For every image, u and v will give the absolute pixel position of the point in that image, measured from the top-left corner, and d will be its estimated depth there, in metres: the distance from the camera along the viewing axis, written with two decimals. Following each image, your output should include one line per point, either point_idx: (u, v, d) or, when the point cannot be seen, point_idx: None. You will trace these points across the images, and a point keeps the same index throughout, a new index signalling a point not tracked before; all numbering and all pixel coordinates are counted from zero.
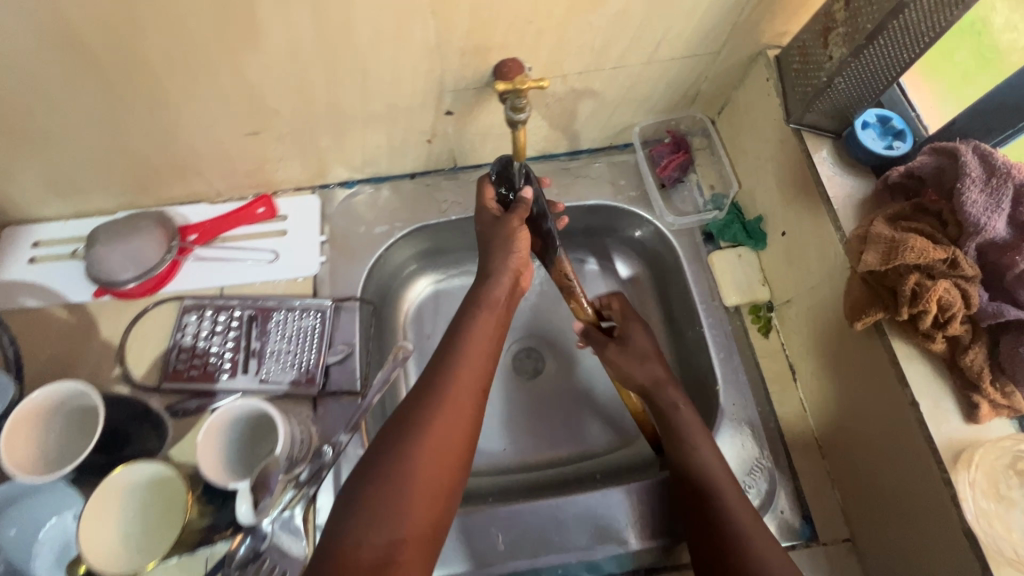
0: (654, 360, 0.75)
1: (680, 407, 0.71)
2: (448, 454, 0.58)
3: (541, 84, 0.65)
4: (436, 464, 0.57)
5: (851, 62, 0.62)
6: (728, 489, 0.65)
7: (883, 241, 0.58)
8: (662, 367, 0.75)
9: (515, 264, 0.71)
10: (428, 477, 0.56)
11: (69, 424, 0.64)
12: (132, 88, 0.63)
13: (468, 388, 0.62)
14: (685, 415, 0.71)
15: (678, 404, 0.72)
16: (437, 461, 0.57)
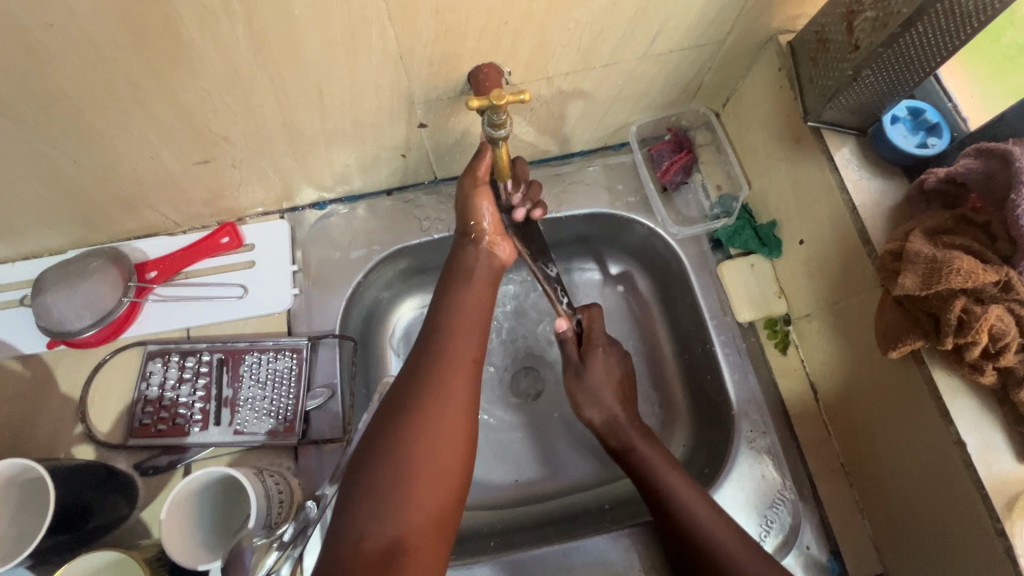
0: (607, 395, 0.72)
1: (637, 448, 0.68)
2: (454, 444, 0.52)
3: (522, 96, 0.54)
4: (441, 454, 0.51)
5: (883, 52, 0.54)
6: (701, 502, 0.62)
7: (922, 260, 0.51)
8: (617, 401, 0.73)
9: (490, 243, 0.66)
10: (435, 469, 0.51)
11: (23, 499, 0.57)
12: (53, 124, 0.55)
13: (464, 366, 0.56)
14: (649, 456, 0.67)
15: (636, 445, 0.68)
16: (444, 449, 0.52)
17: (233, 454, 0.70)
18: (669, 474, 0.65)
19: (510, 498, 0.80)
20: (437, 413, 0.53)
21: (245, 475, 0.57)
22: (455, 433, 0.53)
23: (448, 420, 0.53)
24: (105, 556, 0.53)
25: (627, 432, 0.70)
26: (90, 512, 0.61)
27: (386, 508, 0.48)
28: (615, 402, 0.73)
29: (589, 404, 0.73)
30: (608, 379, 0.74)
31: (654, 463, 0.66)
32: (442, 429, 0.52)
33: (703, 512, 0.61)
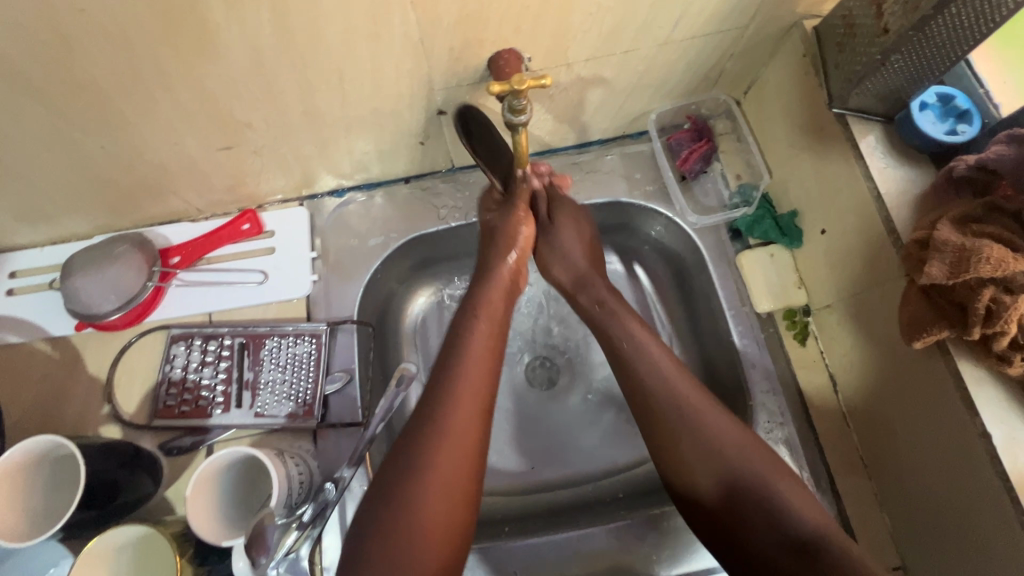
0: (573, 258, 0.72)
1: (604, 302, 0.69)
2: (458, 498, 0.54)
3: (544, 81, 0.55)
4: (445, 508, 0.53)
5: (913, 36, 0.53)
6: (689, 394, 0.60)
7: (951, 249, 0.50)
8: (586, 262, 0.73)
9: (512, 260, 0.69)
10: (435, 535, 0.52)
11: (55, 474, 0.59)
12: (82, 109, 0.56)
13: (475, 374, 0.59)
14: (618, 315, 0.67)
15: (604, 299, 0.69)
16: (447, 506, 0.53)
17: (254, 435, 0.71)
18: (648, 340, 0.64)
19: (524, 484, 0.81)
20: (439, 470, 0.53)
21: (267, 455, 0.59)
22: (457, 486, 0.54)
23: (454, 469, 0.54)
24: (133, 530, 0.55)
25: (594, 287, 0.71)
26: (118, 489, 0.62)
27: (390, 568, 0.49)
28: (583, 260, 0.72)
29: (555, 262, 0.73)
30: (575, 241, 0.73)
31: (620, 317, 0.67)
32: (443, 488, 0.53)
33: (682, 381, 0.61)
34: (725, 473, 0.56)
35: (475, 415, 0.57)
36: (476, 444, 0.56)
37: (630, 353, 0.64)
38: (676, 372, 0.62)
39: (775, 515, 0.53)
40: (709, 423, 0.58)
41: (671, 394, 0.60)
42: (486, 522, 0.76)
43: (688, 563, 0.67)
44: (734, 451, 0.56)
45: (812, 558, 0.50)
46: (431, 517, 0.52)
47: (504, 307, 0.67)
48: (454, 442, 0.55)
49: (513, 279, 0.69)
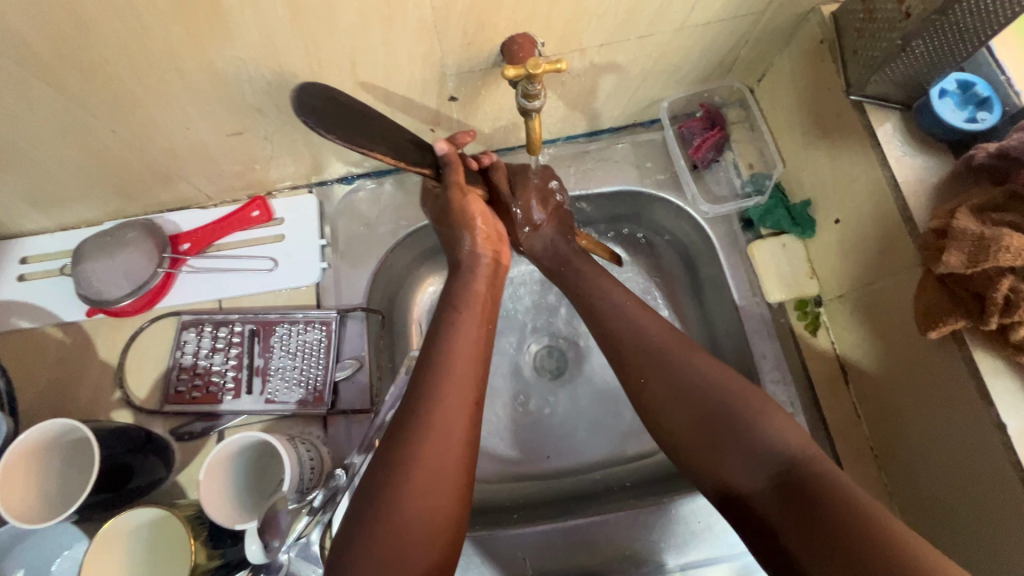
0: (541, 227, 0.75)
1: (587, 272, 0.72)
2: (455, 489, 0.54)
3: (559, 66, 0.54)
4: (440, 500, 0.53)
5: (935, 20, 0.51)
6: (664, 337, 0.63)
7: (969, 238, 0.50)
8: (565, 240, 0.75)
9: (488, 250, 0.68)
10: (430, 532, 0.52)
11: (69, 458, 0.59)
12: (94, 91, 0.56)
13: (462, 367, 0.59)
14: (589, 274, 0.71)
15: (568, 260, 0.73)
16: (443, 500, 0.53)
17: (264, 421, 0.72)
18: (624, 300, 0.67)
19: (534, 472, 0.81)
20: (431, 469, 0.53)
21: (280, 442, 0.59)
22: (453, 479, 0.54)
23: (448, 463, 0.54)
24: (148, 513, 0.56)
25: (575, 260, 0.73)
26: (130, 472, 0.63)
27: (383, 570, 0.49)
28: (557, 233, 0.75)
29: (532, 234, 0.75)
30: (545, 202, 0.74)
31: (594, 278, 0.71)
32: (436, 487, 0.53)
33: (657, 329, 0.64)
34: (701, 412, 0.58)
35: (465, 411, 0.57)
36: (469, 433, 0.57)
37: (610, 309, 0.67)
38: (646, 318, 0.66)
39: (756, 447, 0.54)
40: (691, 363, 0.60)
41: (645, 342, 0.63)
42: (496, 509, 0.76)
43: (698, 549, 0.67)
44: (710, 388, 0.59)
45: (793, 490, 0.51)
46: (425, 513, 0.52)
47: (489, 296, 0.67)
48: (448, 439, 0.55)
49: (493, 262, 0.69)
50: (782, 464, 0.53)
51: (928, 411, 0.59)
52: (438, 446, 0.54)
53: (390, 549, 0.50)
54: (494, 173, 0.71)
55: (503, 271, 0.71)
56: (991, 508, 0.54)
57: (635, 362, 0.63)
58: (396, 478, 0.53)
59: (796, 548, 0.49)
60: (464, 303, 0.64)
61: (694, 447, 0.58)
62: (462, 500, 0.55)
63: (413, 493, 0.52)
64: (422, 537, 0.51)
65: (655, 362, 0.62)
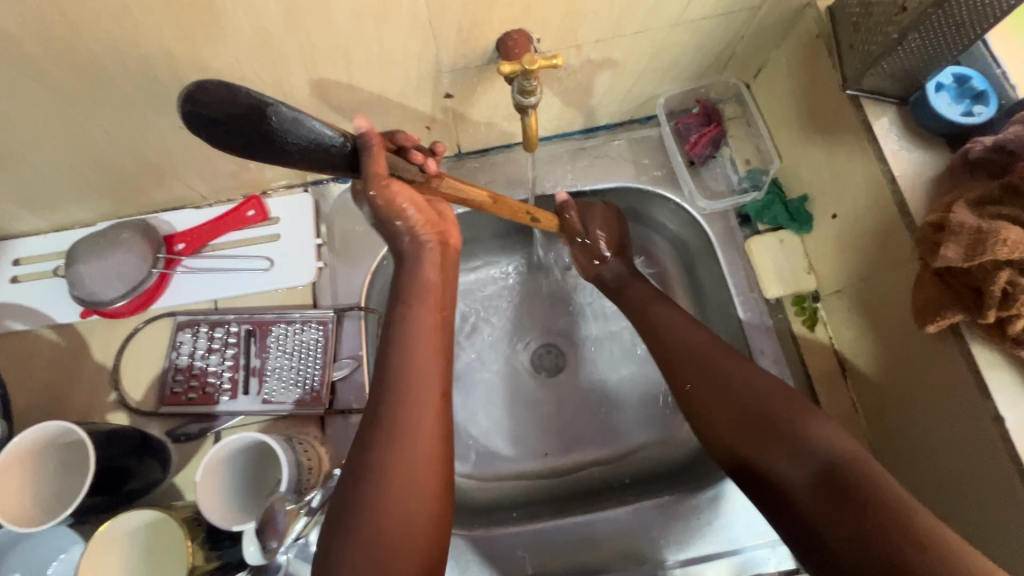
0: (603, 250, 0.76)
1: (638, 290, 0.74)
2: (430, 489, 0.52)
3: (556, 63, 0.54)
4: (415, 500, 0.51)
5: (931, 15, 0.51)
6: (700, 338, 0.65)
7: (966, 231, 0.50)
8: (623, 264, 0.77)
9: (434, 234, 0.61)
10: (406, 536, 0.50)
11: (65, 461, 0.59)
12: (86, 90, 0.55)
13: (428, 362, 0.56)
14: (643, 294, 0.73)
15: (627, 284, 0.75)
16: (416, 500, 0.51)
17: (261, 422, 0.71)
18: (674, 314, 0.69)
19: (535, 470, 0.81)
20: (399, 471, 0.51)
21: (277, 443, 0.58)
22: (426, 479, 0.52)
23: (418, 463, 0.52)
24: (145, 515, 0.55)
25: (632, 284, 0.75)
26: (127, 475, 0.62)
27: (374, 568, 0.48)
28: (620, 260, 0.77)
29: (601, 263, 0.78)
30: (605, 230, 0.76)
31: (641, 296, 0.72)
32: (406, 489, 0.51)
33: (702, 336, 0.65)
34: (741, 411, 0.58)
35: (432, 408, 0.54)
36: (439, 430, 0.54)
37: (662, 318, 0.69)
38: (691, 326, 0.66)
39: (796, 440, 0.54)
40: (725, 363, 0.61)
41: (686, 347, 0.64)
42: (495, 508, 0.76)
43: (698, 545, 0.67)
44: (748, 388, 0.59)
45: (832, 484, 0.50)
46: (399, 517, 0.50)
47: (443, 285, 0.61)
48: (412, 438, 0.52)
49: (440, 245, 0.61)
50: (822, 457, 0.52)
51: (927, 406, 0.59)
52: (404, 446, 0.52)
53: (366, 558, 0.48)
54: (567, 212, 0.75)
55: (453, 255, 0.63)
56: (990, 503, 0.54)
57: (678, 367, 0.64)
58: (362, 484, 0.51)
59: (838, 545, 0.48)
60: (417, 295, 0.59)
61: (736, 444, 0.57)
62: (439, 499, 0.52)
63: (382, 496, 0.50)
64: (399, 541, 0.49)
65: (698, 364, 0.62)
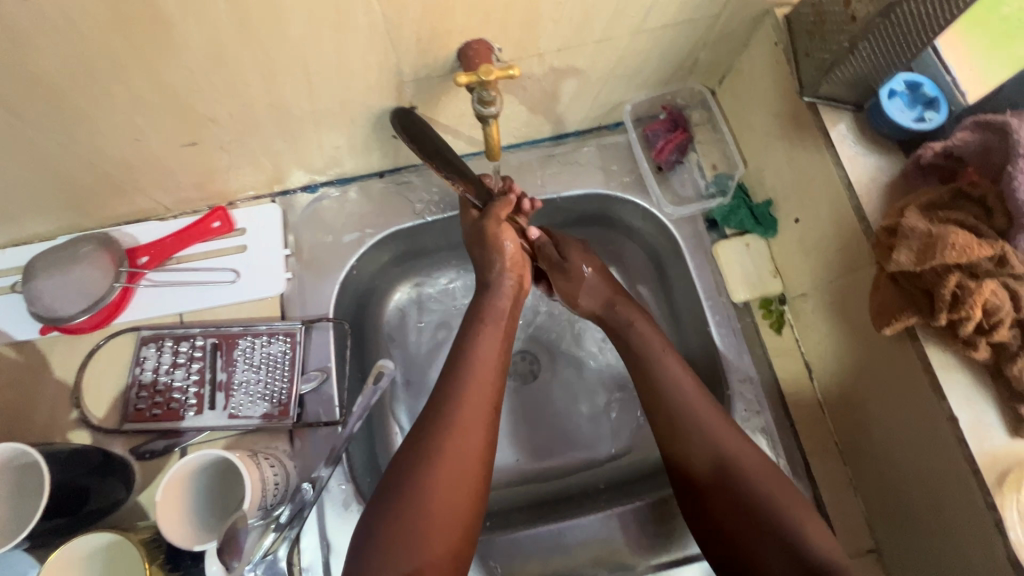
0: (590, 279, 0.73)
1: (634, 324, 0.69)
2: (466, 484, 0.55)
3: (511, 72, 0.55)
4: (453, 504, 0.54)
5: (879, 23, 0.53)
6: (702, 407, 0.62)
7: (918, 235, 0.51)
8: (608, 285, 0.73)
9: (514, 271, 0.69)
10: (438, 538, 0.52)
11: (20, 483, 0.57)
12: (36, 104, 0.54)
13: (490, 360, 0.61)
14: (641, 327, 0.69)
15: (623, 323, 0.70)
16: (453, 504, 0.54)
17: (228, 437, 0.70)
18: (682, 373, 0.64)
19: (510, 478, 0.81)
20: (441, 476, 0.54)
21: (240, 459, 0.57)
22: (466, 486, 0.55)
23: (462, 469, 0.55)
24: (102, 537, 0.54)
25: (624, 309, 0.71)
26: (87, 495, 0.61)
27: (402, 536, 0.51)
28: (606, 279, 0.73)
29: (584, 288, 0.73)
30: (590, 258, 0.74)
31: (652, 343, 0.67)
32: (447, 492, 0.54)
33: (710, 413, 0.62)
34: (740, 506, 0.58)
35: (482, 419, 0.58)
36: (484, 440, 0.57)
37: (663, 384, 0.64)
38: (699, 398, 0.63)
39: (795, 546, 0.55)
40: (731, 445, 0.60)
41: (695, 424, 0.61)
42: None
43: (670, 551, 0.67)
44: (754, 480, 0.58)
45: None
46: (436, 519, 0.53)
47: (512, 312, 0.68)
48: (458, 445, 0.55)
49: (517, 284, 0.69)
50: (815, 568, 0.54)
51: (888, 407, 0.60)
52: (451, 452, 0.55)
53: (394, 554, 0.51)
54: (545, 247, 0.74)
55: (524, 297, 0.71)
56: (948, 503, 0.55)
57: (685, 445, 0.61)
58: (399, 487, 0.54)
59: None
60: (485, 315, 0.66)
61: (737, 534, 0.57)
62: (472, 504, 0.55)
63: (421, 500, 0.53)
64: (430, 542, 0.52)
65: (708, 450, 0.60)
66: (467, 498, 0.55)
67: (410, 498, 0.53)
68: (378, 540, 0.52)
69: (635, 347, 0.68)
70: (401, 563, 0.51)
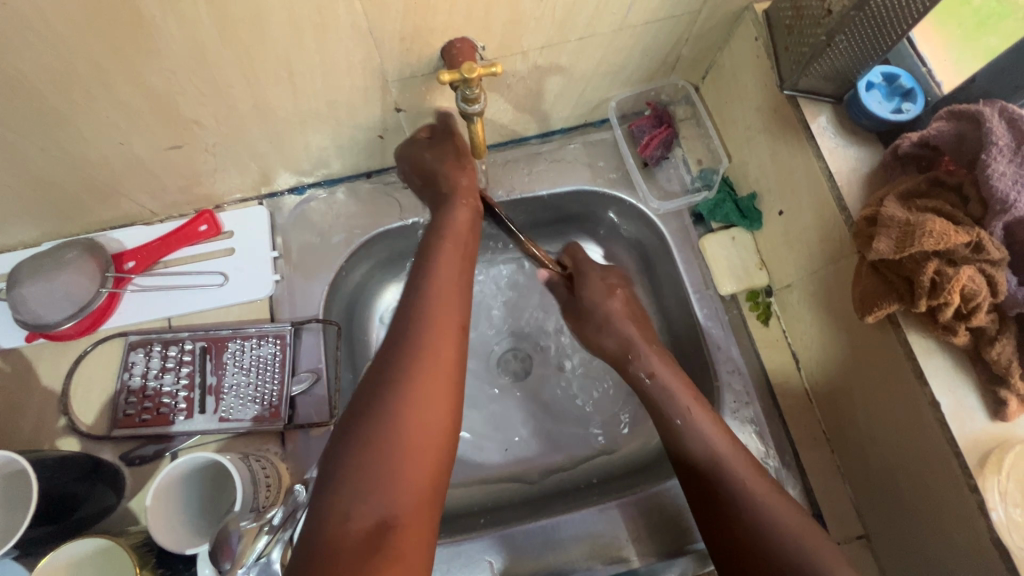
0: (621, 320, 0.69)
1: (656, 374, 0.65)
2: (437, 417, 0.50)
3: (494, 70, 0.55)
4: (424, 427, 0.49)
5: (854, 17, 0.54)
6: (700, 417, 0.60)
7: (897, 224, 0.52)
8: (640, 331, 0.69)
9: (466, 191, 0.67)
10: (413, 466, 0.47)
11: (8, 492, 0.56)
12: (16, 109, 0.53)
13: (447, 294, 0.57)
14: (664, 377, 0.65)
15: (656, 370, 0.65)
16: (423, 428, 0.48)
17: (219, 441, 0.70)
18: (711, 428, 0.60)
19: (504, 474, 0.81)
20: (409, 399, 0.49)
21: (229, 460, 0.57)
22: (438, 409, 0.50)
23: (432, 389, 0.50)
24: (92, 544, 0.54)
25: (643, 358, 0.66)
26: (76, 502, 0.60)
27: (373, 476, 0.46)
28: (631, 326, 0.69)
29: (604, 332, 0.70)
30: (609, 297, 0.71)
31: (678, 396, 0.63)
32: (419, 414, 0.49)
33: (745, 469, 0.57)
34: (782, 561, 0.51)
35: (450, 345, 0.53)
36: (454, 365, 0.53)
37: (685, 434, 0.60)
38: (732, 452, 0.58)
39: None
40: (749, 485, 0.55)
41: (731, 481, 0.56)
42: (462, 515, 0.75)
43: (664, 542, 0.68)
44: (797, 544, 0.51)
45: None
46: (407, 445, 0.48)
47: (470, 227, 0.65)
48: (426, 361, 0.51)
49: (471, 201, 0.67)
50: None
51: (875, 394, 0.61)
52: (421, 372, 0.51)
53: (362, 483, 0.45)
54: (556, 286, 0.77)
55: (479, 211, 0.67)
56: (935, 488, 0.55)
57: (721, 505, 0.55)
58: (362, 416, 0.48)
59: None
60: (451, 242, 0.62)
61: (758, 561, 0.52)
62: (445, 430, 0.50)
63: (388, 422, 0.48)
64: (401, 471, 0.46)
65: (745, 508, 0.54)
66: (438, 422, 0.50)
67: (375, 425, 0.48)
68: (341, 472, 0.46)
69: (659, 403, 0.63)
70: (371, 496, 0.45)
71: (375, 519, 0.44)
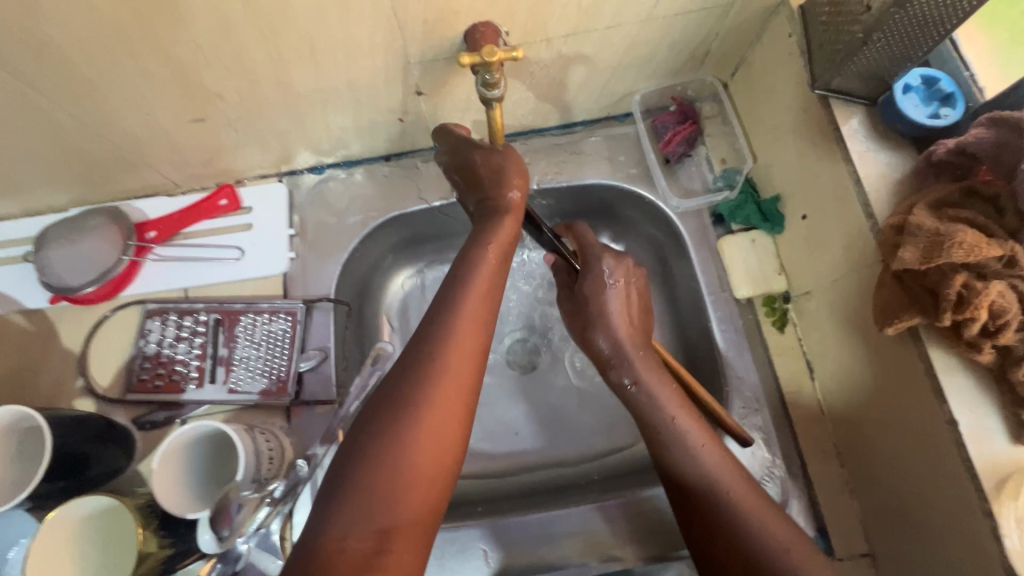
0: (613, 322, 0.65)
1: (640, 382, 0.62)
2: (447, 434, 0.47)
3: (514, 54, 0.55)
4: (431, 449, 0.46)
5: (894, 14, 0.52)
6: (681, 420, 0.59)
7: (925, 233, 0.50)
8: (626, 329, 0.65)
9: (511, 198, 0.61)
10: (417, 488, 0.45)
11: (22, 446, 0.58)
12: (46, 73, 0.54)
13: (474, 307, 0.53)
14: (651, 384, 0.61)
15: (637, 376, 0.62)
16: (438, 427, 0.47)
17: (227, 411, 0.71)
18: (695, 433, 0.58)
19: (504, 465, 0.81)
20: (426, 407, 0.47)
21: (234, 430, 0.57)
22: (447, 430, 0.47)
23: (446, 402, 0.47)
24: (97, 503, 0.55)
25: (627, 365, 0.63)
26: (89, 461, 0.62)
27: (378, 496, 0.43)
28: (621, 326, 0.65)
29: (596, 330, 0.65)
30: (609, 290, 0.65)
31: (663, 404, 0.60)
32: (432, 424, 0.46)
33: (732, 481, 0.55)
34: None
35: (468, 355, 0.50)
36: (471, 373, 0.50)
37: (671, 443, 0.58)
38: (723, 468, 0.56)
39: None
40: (746, 514, 0.53)
41: (719, 499, 0.54)
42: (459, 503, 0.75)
43: (662, 546, 0.67)
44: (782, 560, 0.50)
45: None
46: (412, 468, 0.45)
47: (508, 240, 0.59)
48: (438, 375, 0.48)
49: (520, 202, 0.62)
50: None
51: (894, 409, 0.58)
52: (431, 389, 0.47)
53: (362, 500, 0.43)
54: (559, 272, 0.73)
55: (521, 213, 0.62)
56: (952, 511, 0.53)
57: (704, 515, 0.54)
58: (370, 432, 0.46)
59: None
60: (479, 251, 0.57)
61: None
62: (454, 445, 0.47)
63: (399, 420, 0.46)
64: (407, 488, 0.44)
65: (730, 524, 0.53)
66: (450, 439, 0.47)
67: (382, 445, 0.45)
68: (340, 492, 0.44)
69: (641, 411, 0.61)
70: (373, 512, 0.43)
71: (370, 539, 0.42)
